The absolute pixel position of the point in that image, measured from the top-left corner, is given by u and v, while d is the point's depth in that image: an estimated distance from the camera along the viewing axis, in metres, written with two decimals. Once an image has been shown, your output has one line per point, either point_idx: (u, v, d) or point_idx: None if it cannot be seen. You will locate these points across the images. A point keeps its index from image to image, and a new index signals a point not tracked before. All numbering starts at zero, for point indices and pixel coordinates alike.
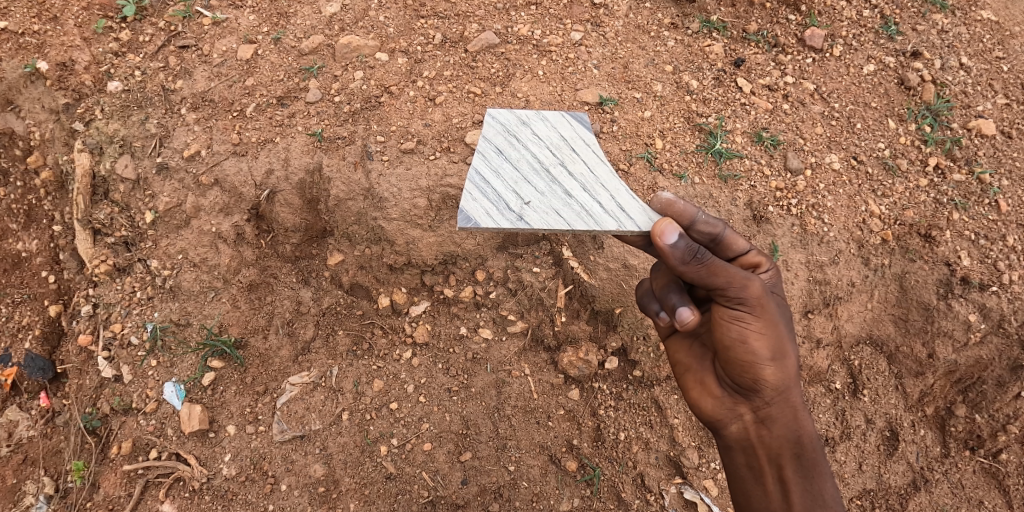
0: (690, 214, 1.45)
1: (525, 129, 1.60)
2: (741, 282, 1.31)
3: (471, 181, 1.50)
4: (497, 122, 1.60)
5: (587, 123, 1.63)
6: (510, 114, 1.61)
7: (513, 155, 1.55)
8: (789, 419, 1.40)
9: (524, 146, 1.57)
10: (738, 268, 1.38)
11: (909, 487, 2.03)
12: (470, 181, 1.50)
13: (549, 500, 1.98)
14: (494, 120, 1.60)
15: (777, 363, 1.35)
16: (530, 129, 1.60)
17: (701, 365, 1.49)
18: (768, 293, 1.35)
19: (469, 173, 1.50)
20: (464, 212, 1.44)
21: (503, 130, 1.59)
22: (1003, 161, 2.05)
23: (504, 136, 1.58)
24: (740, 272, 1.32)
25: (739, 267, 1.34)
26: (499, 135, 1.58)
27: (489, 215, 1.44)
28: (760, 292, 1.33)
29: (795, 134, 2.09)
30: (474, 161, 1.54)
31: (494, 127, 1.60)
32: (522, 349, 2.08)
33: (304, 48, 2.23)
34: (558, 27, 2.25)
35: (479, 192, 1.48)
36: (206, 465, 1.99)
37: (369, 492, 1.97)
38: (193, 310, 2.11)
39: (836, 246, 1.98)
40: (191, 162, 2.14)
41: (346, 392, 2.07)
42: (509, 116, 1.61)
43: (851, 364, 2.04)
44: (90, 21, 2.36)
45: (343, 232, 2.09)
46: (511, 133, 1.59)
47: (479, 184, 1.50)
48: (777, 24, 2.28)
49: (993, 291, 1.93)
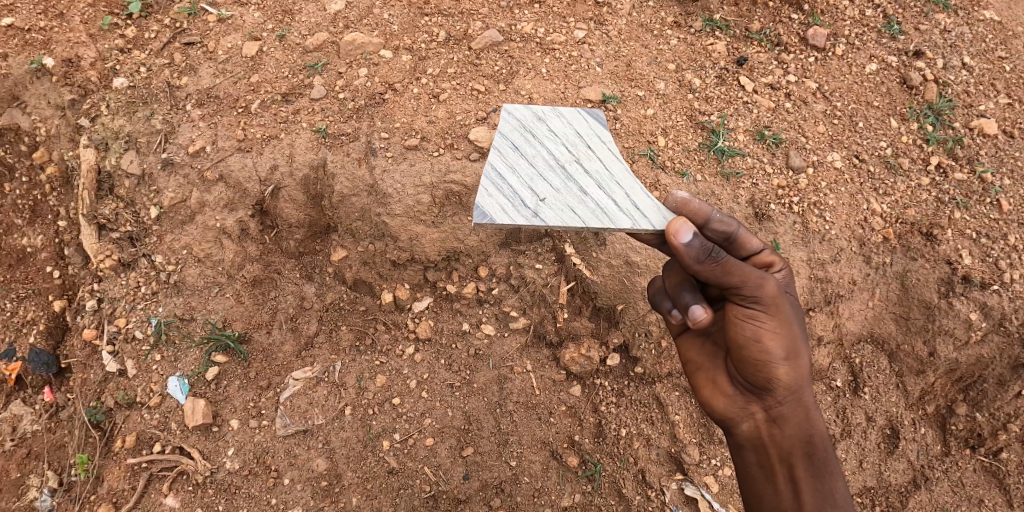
0: (704, 213, 1.45)
1: (540, 124, 1.58)
2: (756, 280, 1.32)
3: (486, 177, 1.48)
4: (512, 117, 1.58)
5: (603, 120, 1.61)
6: (526, 110, 1.59)
7: (529, 151, 1.53)
8: (801, 419, 1.41)
9: (540, 142, 1.55)
10: (752, 267, 1.39)
11: (909, 486, 2.03)
12: (486, 176, 1.48)
13: (550, 496, 1.99)
14: (510, 115, 1.58)
15: (790, 362, 1.36)
16: (546, 125, 1.58)
17: (712, 364, 1.51)
18: (782, 293, 1.36)
19: (485, 169, 1.49)
20: (479, 208, 1.43)
21: (519, 125, 1.57)
22: (1005, 161, 2.06)
23: (519, 132, 1.56)
24: (755, 271, 1.33)
25: (753, 266, 1.35)
26: (514, 130, 1.56)
27: (504, 212, 1.43)
28: (775, 291, 1.34)
29: (797, 133, 2.10)
30: (489, 157, 1.52)
31: (510, 123, 1.57)
32: (524, 345, 2.09)
33: (309, 45, 2.24)
34: (562, 25, 2.25)
35: (494, 188, 1.47)
36: (209, 458, 2.01)
37: (371, 487, 1.98)
38: (198, 305, 2.12)
39: (838, 244, 1.99)
40: (196, 157, 2.15)
41: (348, 387, 2.08)
42: (525, 111, 1.59)
43: (852, 362, 2.05)
44: (96, 17, 2.37)
45: (347, 228, 2.11)
46: (526, 128, 1.57)
47: (494, 180, 1.48)
48: (779, 23, 2.29)
49: (994, 290, 1.93)
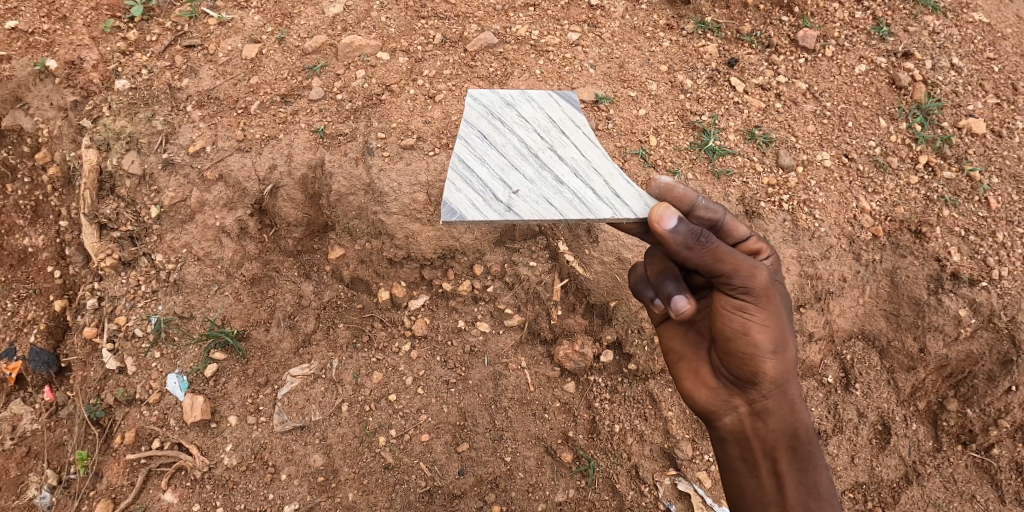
0: (690, 199, 1.48)
1: (509, 111, 1.59)
2: (747, 270, 1.34)
3: (454, 171, 1.48)
4: (479, 104, 1.59)
5: (575, 104, 1.63)
6: (493, 95, 1.60)
7: (499, 140, 1.54)
8: (785, 412, 1.43)
9: (511, 130, 1.56)
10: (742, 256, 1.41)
11: (900, 481, 2.05)
12: (455, 170, 1.48)
13: (544, 491, 2.01)
14: (476, 101, 1.59)
15: (777, 356, 1.38)
16: (515, 112, 1.59)
17: (695, 355, 1.54)
18: (772, 284, 1.38)
19: (453, 162, 1.49)
20: (449, 204, 1.42)
21: (487, 113, 1.58)
22: (993, 159, 2.09)
23: (487, 120, 1.57)
24: (746, 260, 1.35)
25: (743, 255, 1.37)
26: (482, 118, 1.57)
27: (476, 208, 1.42)
28: (765, 282, 1.35)
29: (788, 133, 2.13)
30: (457, 148, 1.52)
31: (477, 111, 1.58)
32: (519, 342, 2.12)
33: (308, 47, 2.28)
34: (556, 28, 2.29)
35: (464, 182, 1.46)
36: (208, 454, 2.03)
37: (367, 482, 2.00)
38: (197, 303, 2.15)
39: (827, 241, 2.02)
40: (196, 157, 2.19)
41: (345, 384, 2.10)
42: (493, 97, 1.60)
43: (843, 359, 2.07)
44: (99, 20, 2.42)
45: (344, 227, 2.14)
46: (495, 116, 1.58)
47: (464, 173, 1.48)
48: (770, 25, 2.33)
49: (983, 286, 1.96)
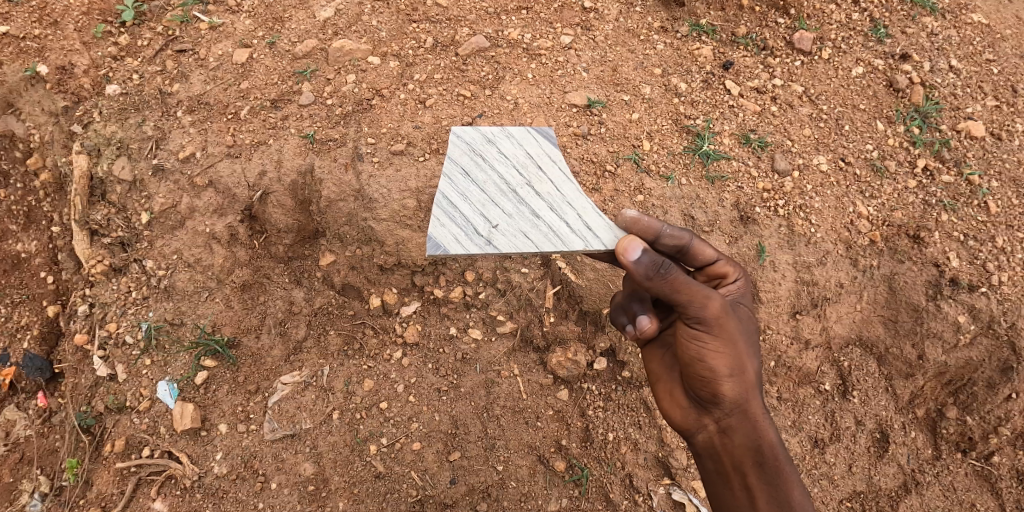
0: (655, 228, 1.49)
1: (490, 147, 1.57)
2: (701, 298, 1.34)
3: (435, 206, 1.47)
4: (460, 140, 1.57)
5: (554, 139, 1.61)
6: (474, 132, 1.58)
7: (480, 176, 1.53)
8: (750, 428, 1.40)
9: (490, 165, 1.55)
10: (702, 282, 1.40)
11: (899, 490, 2.02)
12: (436, 205, 1.47)
13: (537, 500, 1.98)
14: (458, 138, 1.57)
15: (736, 376, 1.36)
16: (496, 147, 1.57)
17: (669, 376, 1.52)
18: (730, 307, 1.37)
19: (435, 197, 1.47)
20: (430, 240, 1.42)
21: (467, 148, 1.57)
22: (993, 163, 2.06)
23: (468, 155, 1.55)
24: (701, 288, 1.35)
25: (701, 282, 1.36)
26: (463, 154, 1.55)
27: (456, 243, 1.42)
28: (720, 307, 1.35)
29: (783, 136, 2.10)
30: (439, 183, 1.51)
31: (458, 147, 1.56)
32: (511, 350, 2.09)
33: (298, 52, 2.26)
34: (549, 31, 2.27)
35: (445, 218, 1.46)
36: (197, 463, 2.01)
37: (358, 491, 1.98)
38: (187, 310, 2.13)
39: (823, 247, 1.98)
40: (186, 163, 2.17)
41: (336, 392, 2.08)
42: (474, 134, 1.58)
43: (841, 366, 2.04)
44: (90, 25, 2.40)
45: (334, 233, 2.11)
46: (476, 151, 1.56)
47: (445, 208, 1.47)
48: (766, 27, 2.30)
49: (982, 292, 1.93)
